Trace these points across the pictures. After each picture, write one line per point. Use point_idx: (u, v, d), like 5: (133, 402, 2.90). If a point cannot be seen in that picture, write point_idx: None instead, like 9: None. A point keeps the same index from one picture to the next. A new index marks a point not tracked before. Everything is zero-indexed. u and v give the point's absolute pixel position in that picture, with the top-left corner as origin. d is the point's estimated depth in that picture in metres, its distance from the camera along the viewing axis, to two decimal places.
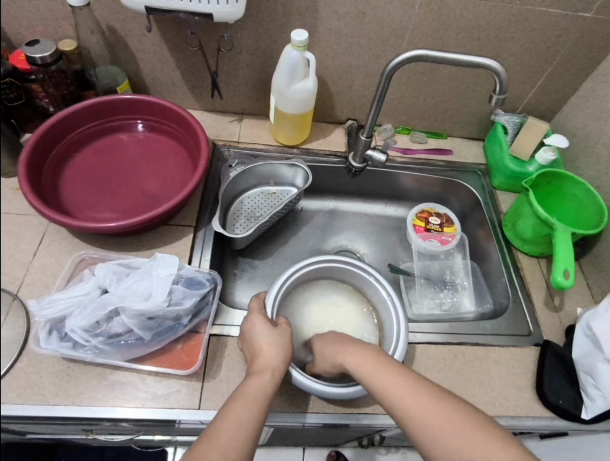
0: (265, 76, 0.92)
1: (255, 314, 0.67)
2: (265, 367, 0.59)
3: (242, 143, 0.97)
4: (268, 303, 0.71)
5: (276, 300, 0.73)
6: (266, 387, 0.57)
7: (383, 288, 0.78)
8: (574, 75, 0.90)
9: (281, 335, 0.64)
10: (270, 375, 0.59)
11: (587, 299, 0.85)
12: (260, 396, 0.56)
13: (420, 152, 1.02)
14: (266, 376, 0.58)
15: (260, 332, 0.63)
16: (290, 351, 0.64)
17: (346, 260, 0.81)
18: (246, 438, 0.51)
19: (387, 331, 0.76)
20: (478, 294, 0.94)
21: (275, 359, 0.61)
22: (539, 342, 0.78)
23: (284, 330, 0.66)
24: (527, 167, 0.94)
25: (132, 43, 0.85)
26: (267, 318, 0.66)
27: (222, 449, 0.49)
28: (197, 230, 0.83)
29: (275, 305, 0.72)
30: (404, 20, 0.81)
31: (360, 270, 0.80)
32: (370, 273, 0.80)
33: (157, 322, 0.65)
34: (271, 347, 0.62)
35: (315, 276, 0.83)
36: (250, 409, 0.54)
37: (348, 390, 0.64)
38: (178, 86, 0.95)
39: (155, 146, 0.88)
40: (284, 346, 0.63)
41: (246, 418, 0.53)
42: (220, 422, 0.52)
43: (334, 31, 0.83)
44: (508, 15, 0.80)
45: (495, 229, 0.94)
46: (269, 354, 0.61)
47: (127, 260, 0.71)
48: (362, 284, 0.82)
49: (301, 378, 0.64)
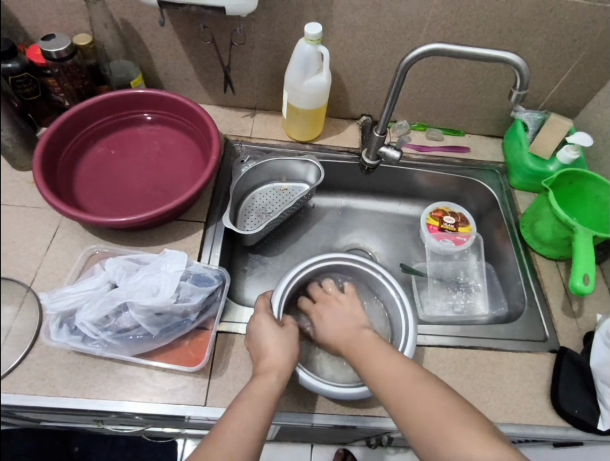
0: (278, 70, 0.91)
1: (262, 313, 0.66)
2: (271, 367, 0.59)
3: (254, 138, 0.96)
4: (274, 302, 0.70)
5: (283, 298, 0.72)
6: (272, 388, 0.57)
7: (393, 286, 0.76)
8: (601, 70, 0.86)
9: (288, 335, 0.63)
10: (276, 375, 0.58)
11: (607, 305, 0.81)
12: (266, 396, 0.56)
13: (435, 149, 1.00)
14: (272, 376, 0.58)
15: (267, 331, 0.63)
16: (297, 350, 0.63)
17: (355, 257, 0.79)
18: (252, 440, 0.51)
19: (396, 333, 0.75)
20: (493, 296, 0.91)
21: (281, 359, 0.60)
22: (555, 348, 0.75)
23: (291, 329, 0.65)
24: (548, 166, 0.90)
25: (146, 37, 0.85)
26: (273, 317, 0.66)
27: (227, 450, 0.49)
28: (207, 226, 0.83)
29: (281, 304, 0.71)
30: (421, 12, 0.79)
31: (369, 267, 0.79)
32: (379, 271, 0.78)
33: (165, 318, 0.65)
34: (278, 346, 0.61)
35: (324, 274, 0.82)
36: (255, 411, 0.53)
37: (354, 391, 0.63)
38: (191, 81, 0.94)
39: (167, 140, 0.88)
40: (290, 345, 0.62)
41: (251, 420, 0.52)
42: (227, 421, 0.52)
43: (349, 25, 0.82)
44: (532, 7, 0.77)
45: (512, 230, 0.91)
46: (275, 354, 0.60)
47: (137, 255, 0.71)
48: (372, 283, 0.81)
49: (308, 378, 0.63)
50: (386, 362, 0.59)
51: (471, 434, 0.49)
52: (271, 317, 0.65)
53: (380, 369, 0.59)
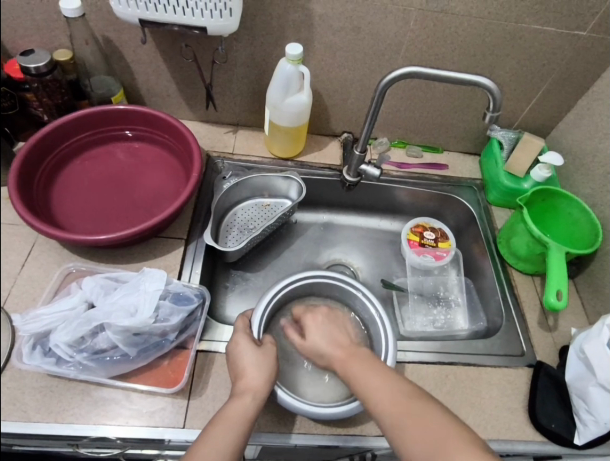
0: (260, 87, 0.92)
1: (240, 334, 0.65)
2: (247, 389, 0.58)
3: (236, 154, 0.97)
4: (253, 325, 0.69)
5: (262, 318, 0.71)
6: (250, 410, 0.56)
7: (372, 304, 0.77)
8: (569, 92, 0.90)
9: (266, 354, 0.63)
10: (251, 396, 0.58)
11: (581, 319, 0.84)
12: (241, 421, 0.55)
13: (415, 166, 1.02)
14: (247, 398, 0.57)
15: (245, 353, 0.62)
16: (275, 368, 0.62)
17: (335, 275, 0.80)
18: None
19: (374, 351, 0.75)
20: (472, 311, 0.93)
21: (257, 379, 0.60)
22: (532, 363, 0.77)
23: (270, 349, 0.64)
24: (522, 183, 0.93)
25: (128, 54, 0.85)
26: (250, 337, 0.65)
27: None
28: (188, 242, 0.82)
29: (261, 324, 0.70)
30: (399, 35, 0.81)
31: (350, 285, 0.80)
32: (358, 288, 0.79)
33: (143, 338, 0.63)
34: (254, 366, 0.61)
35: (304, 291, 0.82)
36: (228, 437, 0.53)
37: (332, 411, 0.63)
38: (173, 96, 0.94)
39: (150, 158, 0.88)
40: (267, 364, 0.62)
41: (223, 448, 0.52)
42: (200, 450, 0.52)
43: (329, 46, 0.83)
44: (503, 33, 0.80)
45: (489, 246, 0.93)
46: (251, 374, 0.60)
47: (115, 273, 0.70)
48: (352, 300, 0.81)
49: (290, 399, 0.63)
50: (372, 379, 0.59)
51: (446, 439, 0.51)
52: (247, 337, 0.65)
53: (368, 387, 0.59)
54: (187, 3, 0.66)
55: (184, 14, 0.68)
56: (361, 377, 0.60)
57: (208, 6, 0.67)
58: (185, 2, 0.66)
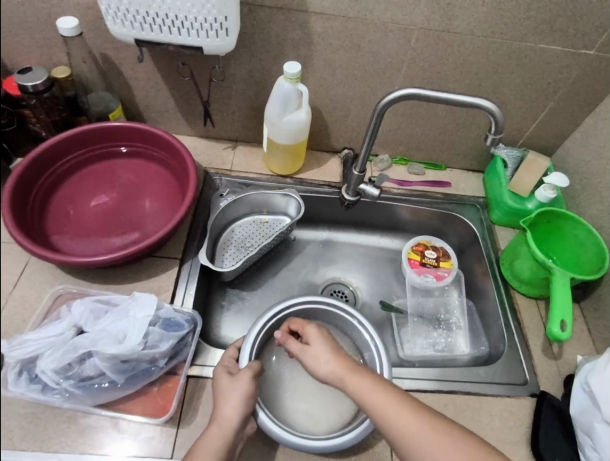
0: (259, 104, 0.91)
1: (219, 368, 0.65)
2: (219, 422, 0.58)
3: (234, 171, 0.95)
4: (241, 356, 0.68)
5: (253, 348, 0.70)
6: (220, 444, 0.57)
7: (368, 333, 0.75)
8: (576, 111, 0.88)
9: (238, 385, 0.62)
10: (219, 427, 0.58)
11: (587, 347, 0.81)
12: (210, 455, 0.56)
13: (416, 184, 1.00)
14: (215, 430, 0.58)
15: (220, 383, 0.62)
16: (248, 393, 0.61)
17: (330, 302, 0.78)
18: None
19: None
20: (474, 334, 0.90)
21: (227, 409, 0.60)
22: (535, 392, 0.74)
23: (244, 380, 0.62)
24: (526, 204, 0.91)
25: (126, 71, 0.85)
26: (231, 367, 0.65)
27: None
28: (183, 262, 0.81)
29: (251, 354, 0.69)
30: (399, 53, 0.79)
31: (345, 311, 0.78)
32: (353, 315, 0.77)
33: (131, 365, 0.62)
34: (226, 395, 0.61)
35: (299, 315, 0.80)
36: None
37: (312, 442, 0.62)
38: (172, 112, 0.93)
39: (145, 175, 0.87)
40: (238, 391, 0.61)
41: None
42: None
43: (328, 64, 0.82)
44: (506, 51, 0.78)
45: (492, 267, 0.91)
46: (222, 404, 0.60)
47: (106, 296, 0.69)
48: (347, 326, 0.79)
49: (279, 431, 0.62)
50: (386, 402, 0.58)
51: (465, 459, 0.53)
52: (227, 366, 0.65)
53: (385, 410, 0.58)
54: (182, 24, 0.65)
55: (180, 34, 0.67)
56: (372, 397, 0.59)
57: (204, 27, 0.66)
58: (181, 23, 0.65)
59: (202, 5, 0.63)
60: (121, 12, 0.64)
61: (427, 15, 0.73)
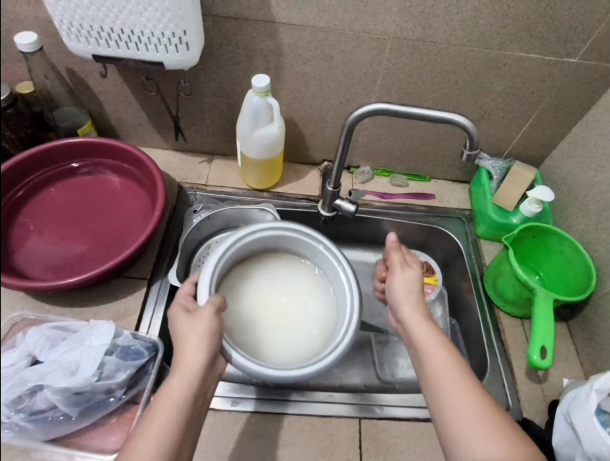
0: (233, 117, 0.88)
1: (174, 308, 0.60)
2: (182, 366, 0.53)
3: (209, 186, 0.92)
4: (199, 292, 0.62)
5: (212, 280, 0.63)
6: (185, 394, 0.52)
7: (334, 258, 0.70)
8: (562, 121, 0.84)
9: (197, 323, 0.56)
10: (179, 376, 0.53)
11: (575, 370, 0.77)
12: (168, 410, 0.51)
13: (399, 196, 0.97)
14: (175, 380, 0.53)
15: (180, 323, 0.57)
16: (206, 331, 0.55)
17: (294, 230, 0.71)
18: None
19: (330, 264, 0.71)
20: (457, 355, 0.86)
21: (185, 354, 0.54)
22: (518, 419, 0.71)
23: (204, 317, 0.56)
24: (511, 218, 0.87)
25: (93, 85, 0.82)
26: (187, 305, 0.60)
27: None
28: (152, 282, 0.78)
29: (210, 289, 0.62)
30: (373, 64, 0.76)
31: (311, 244, 0.71)
32: (318, 240, 0.71)
33: (86, 397, 0.59)
34: (184, 338, 0.55)
35: (259, 250, 0.73)
36: (154, 432, 0.49)
37: (288, 373, 0.58)
38: (144, 126, 0.91)
39: (112, 188, 0.84)
40: (195, 330, 0.55)
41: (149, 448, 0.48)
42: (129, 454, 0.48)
43: (301, 75, 0.78)
44: (485, 61, 0.74)
45: (476, 283, 0.87)
46: (181, 346, 0.55)
47: (65, 323, 0.66)
48: (310, 252, 0.73)
49: (250, 363, 0.58)
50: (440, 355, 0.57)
51: (490, 433, 0.50)
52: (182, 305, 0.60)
53: (433, 359, 0.57)
54: (139, 39, 0.63)
55: (137, 49, 0.64)
56: (428, 348, 0.58)
57: (162, 42, 0.63)
58: (137, 38, 0.63)
59: (158, 20, 0.60)
60: (75, 28, 0.62)
61: (399, 24, 0.70)
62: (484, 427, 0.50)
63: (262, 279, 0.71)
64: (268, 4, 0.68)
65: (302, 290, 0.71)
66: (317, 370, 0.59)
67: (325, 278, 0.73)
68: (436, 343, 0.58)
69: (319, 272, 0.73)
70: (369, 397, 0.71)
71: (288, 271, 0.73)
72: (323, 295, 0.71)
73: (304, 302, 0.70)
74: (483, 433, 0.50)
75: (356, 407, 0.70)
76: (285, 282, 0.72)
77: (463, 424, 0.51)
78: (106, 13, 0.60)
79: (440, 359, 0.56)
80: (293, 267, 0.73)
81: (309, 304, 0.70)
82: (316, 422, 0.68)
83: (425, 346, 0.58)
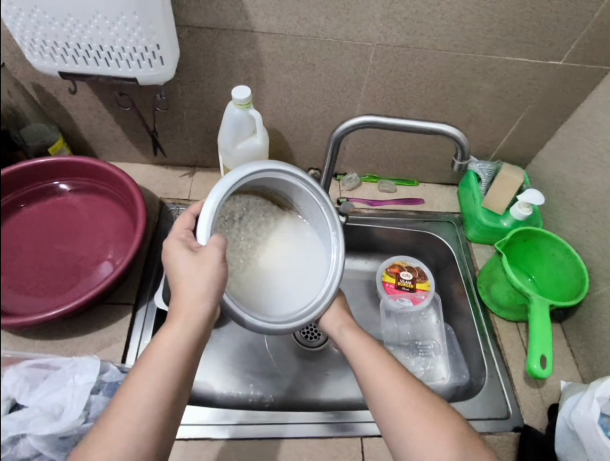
0: (214, 129, 0.84)
1: (173, 243, 0.55)
2: (178, 312, 0.51)
3: (192, 201, 0.89)
4: (199, 228, 0.56)
5: (214, 213, 0.57)
6: (179, 343, 0.50)
7: (331, 221, 0.67)
8: (547, 122, 0.83)
9: (200, 264, 0.52)
10: (183, 322, 0.51)
11: (571, 371, 0.77)
12: (167, 355, 0.49)
13: (388, 202, 0.95)
14: (177, 325, 0.50)
15: (180, 262, 0.53)
16: (214, 279, 0.52)
17: (302, 177, 0.66)
18: (145, 418, 0.45)
19: (318, 220, 0.70)
20: (453, 361, 0.86)
21: (189, 301, 0.51)
22: (518, 426, 0.70)
23: (208, 259, 0.52)
24: (501, 221, 0.86)
25: (63, 100, 0.77)
26: (188, 242, 0.56)
27: (108, 443, 0.43)
28: (137, 307, 0.75)
29: (212, 223, 0.56)
30: (358, 71, 0.74)
31: (314, 196, 0.67)
32: (323, 200, 0.67)
33: (72, 440, 0.58)
34: (187, 283, 0.52)
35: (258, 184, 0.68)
36: (149, 379, 0.47)
37: (268, 324, 0.58)
38: (120, 141, 0.86)
39: (92, 210, 0.79)
40: (202, 278, 0.51)
41: (144, 394, 0.46)
42: (120, 400, 0.46)
43: (283, 84, 0.75)
44: (472, 65, 0.73)
45: (469, 288, 0.86)
46: (186, 293, 0.52)
47: (44, 360, 0.63)
48: (307, 207, 0.70)
49: (243, 315, 0.57)
50: (372, 359, 0.62)
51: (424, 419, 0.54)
52: (182, 244, 0.55)
53: (367, 364, 0.62)
54: (109, 54, 0.58)
55: (108, 64, 0.60)
56: (362, 357, 0.63)
57: (134, 57, 0.59)
58: (108, 53, 0.58)
59: (129, 35, 0.56)
60: (38, 43, 0.57)
61: (384, 31, 0.67)
62: (418, 415, 0.54)
63: (242, 215, 0.68)
64: (247, 13, 0.65)
65: (278, 232, 0.70)
66: (299, 317, 0.61)
67: (306, 224, 0.72)
68: (367, 350, 0.64)
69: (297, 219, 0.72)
70: (344, 416, 0.69)
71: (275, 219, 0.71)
72: (302, 240, 0.70)
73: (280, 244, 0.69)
74: (417, 421, 0.54)
75: (330, 427, 0.67)
76: (263, 223, 0.70)
77: (399, 416, 0.55)
78: (72, 28, 0.55)
79: (383, 376, 0.59)
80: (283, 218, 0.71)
81: (287, 246, 0.69)
82: (317, 444, 0.66)
83: (359, 354, 0.64)
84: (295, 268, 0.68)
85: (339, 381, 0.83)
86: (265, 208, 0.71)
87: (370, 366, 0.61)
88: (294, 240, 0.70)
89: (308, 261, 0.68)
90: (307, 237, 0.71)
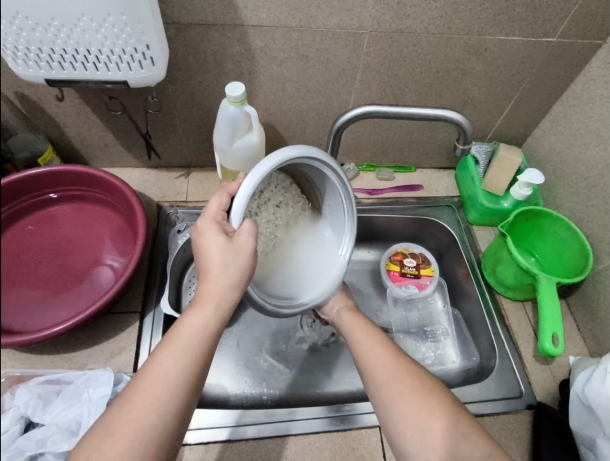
0: (207, 128, 0.82)
1: (208, 224, 0.51)
2: (204, 298, 0.50)
3: (190, 202, 0.87)
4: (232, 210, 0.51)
5: (251, 195, 0.50)
6: (208, 327, 0.49)
7: (350, 221, 0.66)
8: (542, 100, 0.83)
9: (236, 254, 0.49)
10: (214, 307, 0.50)
11: (578, 346, 0.78)
12: (196, 338, 0.48)
13: (387, 190, 0.94)
14: (208, 310, 0.49)
15: (213, 246, 0.50)
16: (249, 269, 0.50)
17: (339, 172, 0.60)
18: (172, 399, 0.45)
19: (334, 217, 0.68)
20: (462, 343, 0.86)
21: (221, 287, 0.50)
22: (532, 403, 0.71)
23: (242, 246, 0.49)
24: (502, 202, 0.87)
25: (49, 108, 0.74)
26: (223, 226, 0.51)
27: (135, 418, 0.43)
28: (144, 315, 0.73)
29: (245, 204, 0.50)
30: (352, 60, 0.72)
31: (342, 192, 0.63)
32: (352, 204, 0.64)
33: None
34: (220, 269, 0.50)
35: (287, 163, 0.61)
36: (178, 359, 0.47)
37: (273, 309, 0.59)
38: (112, 146, 0.84)
39: (87, 220, 0.78)
40: (237, 268, 0.50)
41: (172, 373, 0.46)
42: (147, 376, 0.46)
43: (276, 78, 0.74)
44: (466, 47, 0.72)
45: (474, 271, 0.86)
46: (218, 279, 0.50)
47: (57, 375, 0.63)
48: (330, 198, 0.67)
49: (259, 297, 0.57)
50: (368, 338, 0.64)
51: (411, 388, 0.55)
52: (217, 226, 0.51)
53: (362, 343, 0.63)
54: (98, 58, 0.57)
55: (97, 69, 0.58)
56: (359, 337, 0.64)
57: (123, 59, 0.57)
58: (96, 57, 0.57)
59: (116, 36, 0.54)
60: (21, 52, 0.54)
61: (376, 17, 0.66)
62: (406, 384, 0.55)
63: (263, 189, 0.63)
64: (235, 6, 0.63)
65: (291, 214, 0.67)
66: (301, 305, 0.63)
67: (320, 209, 0.70)
68: (364, 333, 0.65)
69: (312, 203, 0.69)
70: (345, 409, 0.68)
71: (293, 198, 0.67)
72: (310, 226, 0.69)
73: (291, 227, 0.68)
74: (403, 390, 0.55)
75: (331, 421, 0.67)
76: (281, 202, 0.66)
77: (387, 385, 0.56)
78: (56, 33, 0.53)
79: (374, 351, 0.61)
80: (300, 199, 0.68)
81: (297, 232, 0.68)
82: (337, 438, 0.66)
83: (354, 334, 0.65)
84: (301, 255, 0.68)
85: (352, 371, 0.83)
86: (285, 185, 0.66)
87: (364, 344, 0.63)
88: (304, 225, 0.69)
89: (314, 250, 0.68)
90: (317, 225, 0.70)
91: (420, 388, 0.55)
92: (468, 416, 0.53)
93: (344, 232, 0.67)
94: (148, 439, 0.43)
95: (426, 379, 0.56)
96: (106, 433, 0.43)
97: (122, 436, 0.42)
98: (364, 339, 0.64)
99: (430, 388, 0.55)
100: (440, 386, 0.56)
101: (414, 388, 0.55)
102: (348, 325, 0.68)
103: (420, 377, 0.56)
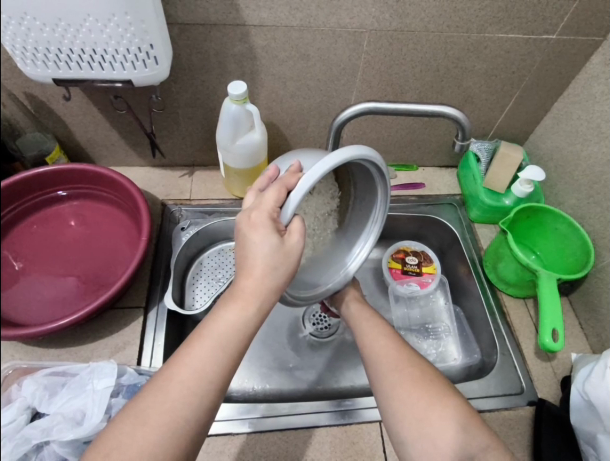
0: (211, 125, 0.84)
1: (261, 216, 0.50)
2: (240, 295, 0.49)
3: (195, 200, 0.88)
4: (288, 205, 0.50)
5: (306, 193, 0.49)
6: (244, 326, 0.49)
7: (376, 224, 0.65)
8: (543, 98, 0.84)
9: (287, 256, 0.50)
10: (258, 305, 0.49)
11: (580, 343, 0.78)
12: (232, 337, 0.48)
13: None
14: (249, 309, 0.49)
15: (263, 244, 0.49)
16: (293, 270, 0.51)
17: (385, 175, 0.58)
18: (206, 393, 0.46)
19: (359, 214, 0.67)
20: (464, 340, 0.86)
21: (266, 286, 0.50)
22: (534, 399, 0.71)
23: (292, 248, 0.50)
24: (503, 199, 0.87)
25: (57, 108, 0.76)
26: (276, 223, 0.50)
27: (169, 409, 0.45)
28: (148, 310, 0.75)
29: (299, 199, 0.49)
30: (352, 58, 0.73)
31: (379, 190, 0.61)
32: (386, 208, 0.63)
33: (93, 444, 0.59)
34: (266, 268, 0.49)
35: None
36: (215, 355, 0.47)
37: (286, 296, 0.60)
38: (118, 145, 0.86)
39: (92, 217, 0.79)
40: (284, 269, 0.50)
41: (204, 369, 0.47)
42: (177, 372, 0.46)
43: (277, 77, 0.75)
44: (465, 45, 0.73)
45: (475, 269, 0.86)
46: (259, 276, 0.49)
47: (62, 367, 0.65)
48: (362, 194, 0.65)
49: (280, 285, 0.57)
50: (369, 331, 0.64)
51: (412, 378, 0.55)
52: (271, 223, 0.50)
53: (363, 336, 0.64)
54: (103, 57, 0.58)
55: (102, 68, 0.60)
56: (361, 331, 0.65)
57: (128, 58, 0.59)
58: (101, 56, 0.58)
59: (120, 36, 0.56)
60: (29, 52, 0.56)
61: (376, 16, 0.67)
62: (407, 375, 0.56)
63: None
64: (237, 6, 0.64)
65: (320, 199, 0.66)
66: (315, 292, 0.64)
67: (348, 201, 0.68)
68: (364, 325, 0.65)
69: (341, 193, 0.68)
70: (345, 404, 0.69)
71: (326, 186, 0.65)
72: (333, 213, 0.69)
73: (316, 212, 0.67)
74: (404, 381, 0.55)
75: (332, 415, 0.68)
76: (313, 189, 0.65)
77: (388, 376, 0.56)
78: (63, 33, 0.55)
79: (376, 343, 0.61)
80: (331, 187, 0.66)
81: (320, 218, 0.68)
82: (337, 431, 0.67)
83: (355, 329, 0.66)
84: (317, 236, 0.69)
85: (353, 367, 0.83)
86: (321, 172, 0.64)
87: (366, 338, 0.63)
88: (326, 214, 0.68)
89: (332, 236, 0.69)
90: (339, 211, 0.70)
91: (421, 379, 0.55)
92: (466, 408, 0.54)
93: (366, 233, 0.66)
94: (180, 431, 0.44)
95: (426, 370, 0.57)
96: (133, 421, 0.44)
97: (154, 426, 0.44)
98: (365, 332, 0.64)
99: (430, 379, 0.55)
100: (439, 377, 0.56)
101: (415, 378, 0.55)
102: (349, 319, 0.68)
103: (420, 369, 0.57)
